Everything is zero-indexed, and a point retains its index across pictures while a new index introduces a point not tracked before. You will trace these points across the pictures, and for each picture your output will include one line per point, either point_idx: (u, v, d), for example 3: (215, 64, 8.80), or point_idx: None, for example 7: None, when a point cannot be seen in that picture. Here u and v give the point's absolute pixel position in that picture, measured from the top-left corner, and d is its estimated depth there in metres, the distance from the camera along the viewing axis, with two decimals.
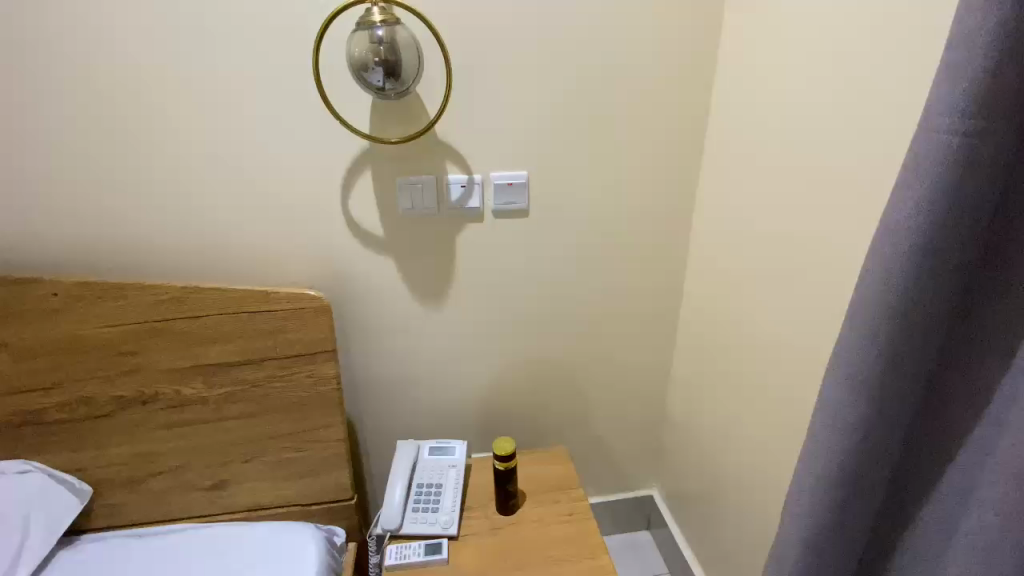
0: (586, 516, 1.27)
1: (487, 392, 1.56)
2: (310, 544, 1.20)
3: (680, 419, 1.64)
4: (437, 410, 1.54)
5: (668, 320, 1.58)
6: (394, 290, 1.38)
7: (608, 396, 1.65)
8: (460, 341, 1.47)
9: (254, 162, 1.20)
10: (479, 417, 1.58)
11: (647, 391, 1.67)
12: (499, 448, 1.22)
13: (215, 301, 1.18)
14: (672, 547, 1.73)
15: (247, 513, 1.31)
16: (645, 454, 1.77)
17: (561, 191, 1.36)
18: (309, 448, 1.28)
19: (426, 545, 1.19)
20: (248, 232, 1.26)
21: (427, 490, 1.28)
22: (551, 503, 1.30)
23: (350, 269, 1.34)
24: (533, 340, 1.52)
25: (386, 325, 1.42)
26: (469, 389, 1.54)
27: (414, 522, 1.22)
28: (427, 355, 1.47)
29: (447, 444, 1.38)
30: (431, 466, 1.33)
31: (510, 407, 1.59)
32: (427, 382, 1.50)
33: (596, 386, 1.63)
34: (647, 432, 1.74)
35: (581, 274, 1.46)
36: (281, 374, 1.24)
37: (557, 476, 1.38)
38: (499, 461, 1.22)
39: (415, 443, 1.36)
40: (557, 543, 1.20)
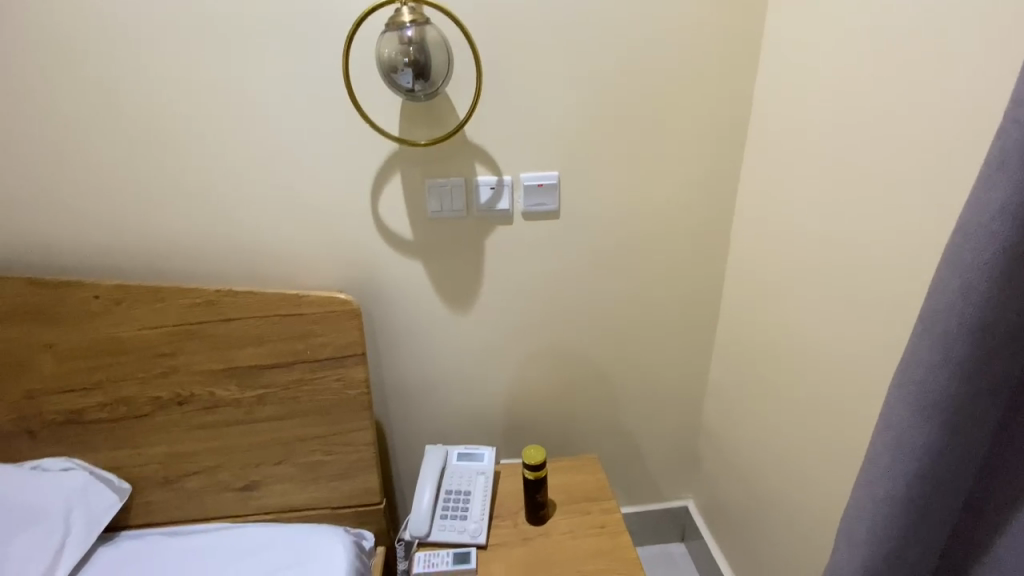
0: (619, 529, 1.22)
1: (515, 398, 1.53)
2: (338, 548, 1.20)
3: (717, 429, 1.57)
4: (466, 415, 1.52)
5: (705, 325, 1.51)
6: (423, 293, 1.37)
7: (641, 403, 1.60)
8: (489, 345, 1.45)
9: (286, 167, 1.21)
10: (508, 422, 1.55)
11: (681, 399, 1.61)
12: (528, 458, 1.18)
13: (248, 304, 1.19)
14: (710, 562, 1.66)
15: (277, 514, 1.31)
16: (680, 463, 1.71)
17: (593, 192, 1.32)
18: (339, 451, 1.27)
19: (454, 553, 1.17)
20: (280, 236, 1.27)
21: (455, 497, 1.26)
22: (582, 514, 1.27)
23: (380, 272, 1.33)
24: (562, 344, 1.48)
25: (414, 328, 1.40)
26: (498, 394, 1.51)
27: (443, 529, 1.21)
28: (455, 360, 1.45)
29: (476, 450, 1.36)
30: (459, 473, 1.31)
31: (540, 413, 1.56)
32: (455, 387, 1.48)
33: (628, 393, 1.58)
34: (681, 442, 1.68)
35: (612, 278, 1.42)
36: (311, 377, 1.24)
37: (588, 486, 1.34)
38: (529, 471, 1.19)
39: (444, 449, 1.35)
40: (589, 557, 1.16)
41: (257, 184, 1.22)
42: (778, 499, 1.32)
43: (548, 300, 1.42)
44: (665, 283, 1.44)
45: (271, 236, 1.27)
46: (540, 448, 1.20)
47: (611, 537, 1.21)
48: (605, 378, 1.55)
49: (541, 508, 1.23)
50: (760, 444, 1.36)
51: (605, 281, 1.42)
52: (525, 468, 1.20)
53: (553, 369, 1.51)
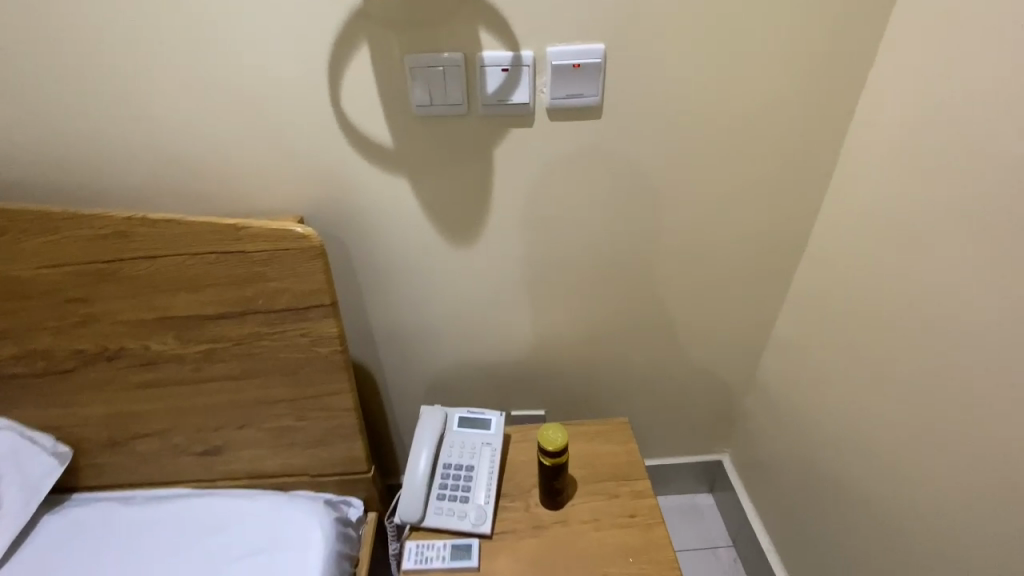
0: (654, 521, 1.00)
1: (531, 347, 1.25)
2: (314, 531, 1.01)
3: (773, 390, 1.29)
4: (472, 365, 1.26)
5: (779, 265, 1.17)
6: (411, 220, 1.03)
7: (684, 355, 1.31)
8: (499, 286, 1.14)
9: (199, 37, 0.82)
10: (520, 372, 1.29)
11: (735, 352, 1.31)
12: (545, 444, 0.93)
13: (174, 237, 0.89)
14: (743, 524, 1.48)
15: (247, 480, 1.12)
16: (720, 419, 1.47)
17: (652, 77, 0.91)
18: (312, 416, 1.03)
19: (452, 546, 0.97)
20: (208, 141, 0.91)
21: (455, 473, 1.04)
22: (609, 498, 1.04)
23: (354, 193, 0.99)
24: (592, 287, 1.16)
25: (402, 264, 1.09)
26: (511, 343, 1.24)
27: (439, 513, 1.00)
28: (457, 303, 1.15)
29: (482, 414, 1.11)
30: (461, 442, 1.07)
31: (561, 364, 1.29)
32: (458, 334, 1.20)
33: (671, 344, 1.28)
34: (726, 397, 1.41)
35: (666, 202, 1.06)
36: (268, 331, 0.96)
37: (617, 461, 1.11)
38: (546, 457, 0.95)
39: (444, 411, 1.10)
40: (616, 557, 0.95)
41: (170, 64, 0.84)
42: (852, 490, 1.06)
43: (577, 230, 1.08)
44: (735, 211, 1.08)
45: (199, 141, 0.91)
46: (563, 430, 0.95)
47: (644, 531, 0.99)
48: (643, 325, 1.24)
49: (559, 494, 1.01)
50: (838, 421, 1.08)
51: (656, 206, 1.06)
52: (540, 454, 0.96)
53: (579, 315, 1.21)
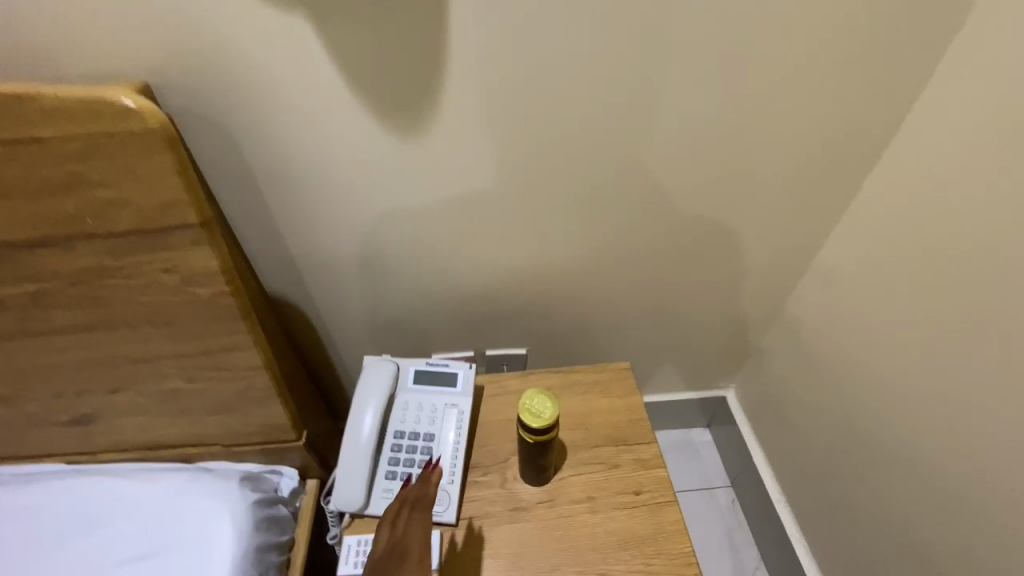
0: (665, 499, 0.77)
1: (510, 276, 0.96)
2: (221, 523, 0.76)
3: (805, 325, 1.06)
4: (435, 299, 0.98)
5: (844, 166, 0.87)
6: (331, 87, 0.68)
7: (702, 283, 1.04)
8: (466, 193, 0.82)
9: None
10: (495, 305, 1.01)
11: (766, 279, 1.05)
12: (528, 421, 0.68)
13: None
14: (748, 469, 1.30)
15: (138, 455, 0.85)
16: (732, 354, 1.23)
17: None
18: (208, 379, 0.75)
19: None
20: None
21: (409, 445, 0.79)
22: (608, 469, 0.80)
23: (231, 44, 0.63)
24: (594, 193, 0.86)
25: (324, 159, 0.75)
26: (485, 270, 0.95)
27: (388, 498, 0.76)
28: (408, 218, 0.84)
29: (446, 367, 0.85)
30: (418, 404, 0.82)
31: (547, 294, 1.01)
32: (413, 259, 0.91)
33: (687, 270, 1.01)
34: (744, 332, 1.17)
35: (709, 68, 0.73)
36: (116, 265, 0.64)
37: (618, 421, 0.86)
38: (529, 434, 0.70)
39: (395, 363, 0.84)
40: (618, 549, 0.73)
41: None
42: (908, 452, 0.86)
43: (578, 110, 0.75)
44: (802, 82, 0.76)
45: None
46: (553, 400, 0.70)
47: (653, 513, 0.76)
48: (656, 246, 0.96)
49: (545, 471, 0.78)
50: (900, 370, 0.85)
51: (694, 72, 0.73)
52: (521, 429, 0.71)
53: (574, 233, 0.91)
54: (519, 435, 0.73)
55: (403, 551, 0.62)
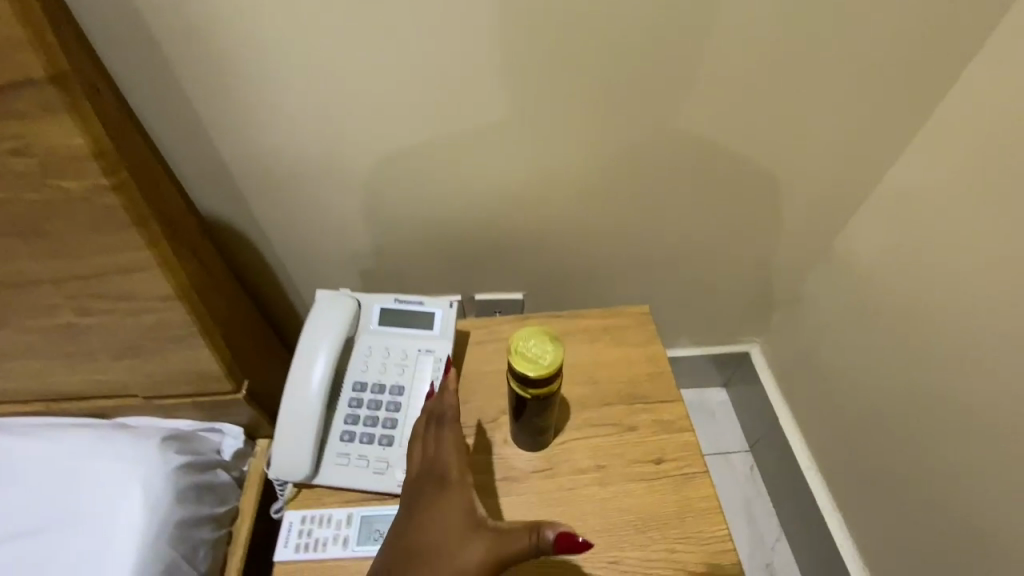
0: (693, 470, 0.61)
1: (498, 198, 0.78)
2: (132, 490, 0.60)
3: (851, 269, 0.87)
4: (405, 226, 0.79)
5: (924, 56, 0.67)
6: None
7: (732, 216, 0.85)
8: (436, 78, 0.63)
9: None
10: (483, 235, 0.83)
11: (811, 213, 0.86)
12: (522, 369, 0.50)
13: None
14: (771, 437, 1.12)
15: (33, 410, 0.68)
16: (760, 307, 1.05)
17: None
18: (102, 311, 0.57)
19: (362, 521, 0.57)
20: None
21: (371, 400, 0.62)
22: (622, 431, 0.64)
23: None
24: (611, 83, 0.67)
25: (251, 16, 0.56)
26: (467, 189, 0.76)
27: (344, 465, 0.59)
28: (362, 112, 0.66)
29: (419, 305, 0.66)
30: (383, 350, 0.64)
31: (545, 224, 0.83)
32: (376, 172, 0.72)
33: (716, 197, 0.82)
34: (777, 281, 0.99)
35: None
36: None
37: (633, 376, 0.69)
38: (523, 388, 0.52)
39: (354, 299, 0.66)
40: (633, 531, 0.57)
41: None
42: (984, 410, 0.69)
43: None
44: None
45: None
46: (556, 342, 0.51)
47: (677, 486, 0.59)
48: (679, 160, 0.76)
49: (542, 433, 0.61)
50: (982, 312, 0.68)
51: None
52: (513, 381, 0.53)
53: (577, 140, 0.72)
54: (510, 388, 0.55)
55: (440, 473, 0.50)
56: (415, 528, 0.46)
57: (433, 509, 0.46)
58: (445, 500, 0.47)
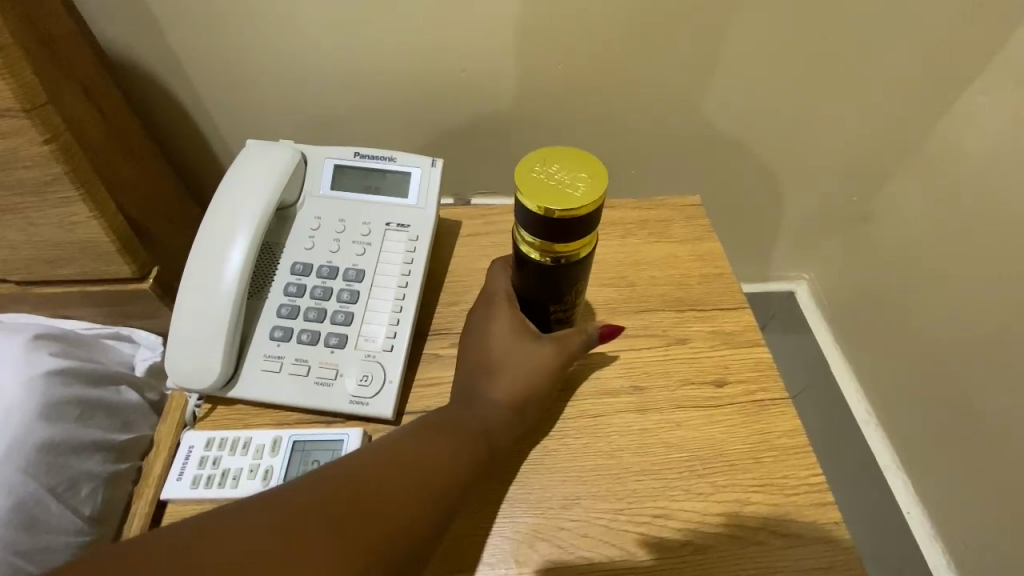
0: (771, 398, 0.43)
1: (500, 53, 0.58)
2: None
3: (946, 173, 0.68)
4: (376, 85, 0.60)
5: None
6: None
7: (802, 100, 0.66)
8: None
9: None
10: (475, 105, 0.62)
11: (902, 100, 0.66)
12: (540, 206, 0.30)
13: None
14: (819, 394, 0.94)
15: None
16: (818, 234, 0.85)
17: None
18: None
19: (294, 446, 0.39)
20: None
21: (318, 286, 0.44)
22: (666, 344, 0.46)
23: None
24: None
25: None
26: (456, 32, 0.56)
27: (275, 373, 0.42)
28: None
29: (388, 162, 0.48)
30: (336, 222, 0.46)
31: (557, 97, 0.62)
32: None
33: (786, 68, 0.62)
34: (846, 203, 0.79)
35: None
36: None
37: (680, 278, 0.51)
38: (539, 241, 0.33)
39: (297, 152, 0.47)
40: (689, 476, 0.39)
41: None
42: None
43: None
44: None
45: None
46: (595, 167, 0.31)
47: (750, 419, 0.42)
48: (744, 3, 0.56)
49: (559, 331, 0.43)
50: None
51: None
52: (523, 233, 0.33)
53: None
54: (521, 254, 0.36)
55: (489, 296, 0.41)
56: (477, 347, 0.40)
57: (490, 330, 0.40)
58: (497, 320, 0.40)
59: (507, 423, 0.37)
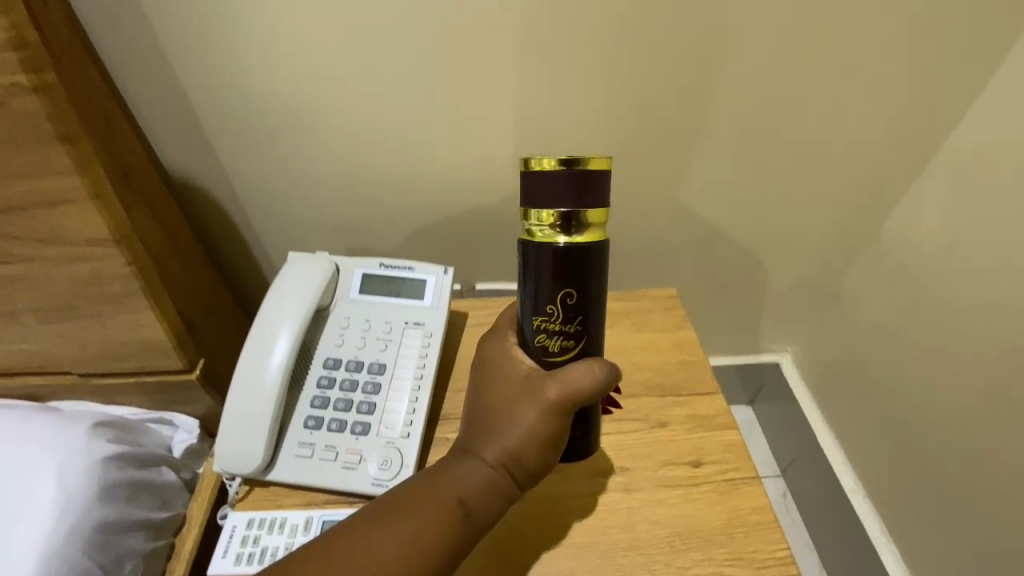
0: (741, 477, 0.49)
1: (501, 170, 0.69)
2: (49, 483, 0.49)
3: (896, 259, 0.78)
4: (396, 194, 0.70)
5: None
6: None
7: (762, 199, 0.76)
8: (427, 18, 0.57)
9: None
10: (479, 210, 0.72)
11: (856, 196, 0.76)
12: (545, 169, 0.34)
13: None
14: (809, 462, 0.98)
15: None
16: (794, 311, 0.93)
17: None
18: (25, 258, 0.48)
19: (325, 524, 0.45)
20: None
21: (344, 378, 0.51)
22: (648, 426, 0.53)
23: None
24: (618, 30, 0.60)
25: None
26: (464, 156, 0.67)
27: (306, 458, 0.48)
28: (352, 44, 0.58)
29: (408, 270, 0.56)
30: (363, 321, 0.54)
31: None
32: (363, 127, 0.64)
33: (750, 171, 0.72)
34: (814, 284, 0.88)
35: None
36: None
37: (660, 365, 0.58)
38: (553, 213, 0.34)
39: (332, 262, 0.56)
40: (670, 551, 0.44)
41: None
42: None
43: None
44: None
45: None
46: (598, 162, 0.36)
47: (723, 496, 0.47)
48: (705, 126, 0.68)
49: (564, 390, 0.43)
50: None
51: None
52: (531, 217, 0.35)
53: (587, 101, 0.64)
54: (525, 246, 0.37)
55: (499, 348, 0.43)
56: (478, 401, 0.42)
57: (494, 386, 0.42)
58: (502, 376, 0.42)
59: (489, 498, 0.39)
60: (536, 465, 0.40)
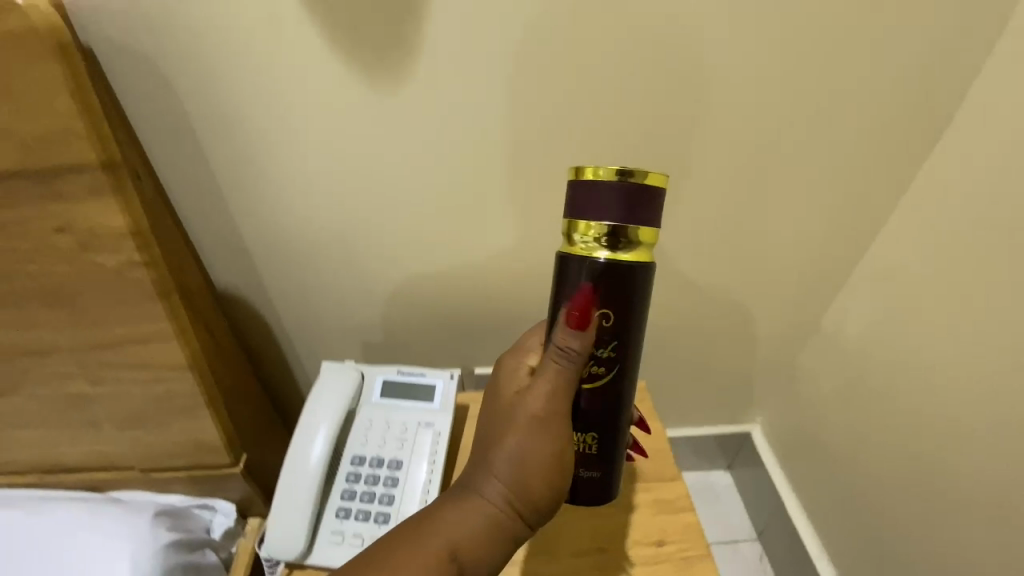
0: (697, 554, 0.59)
1: (498, 281, 0.81)
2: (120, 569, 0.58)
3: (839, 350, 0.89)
4: (408, 299, 0.82)
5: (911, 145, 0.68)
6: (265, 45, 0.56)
7: (725, 306, 0.87)
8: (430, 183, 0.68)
9: None
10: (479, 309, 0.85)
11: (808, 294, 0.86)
12: (603, 178, 0.41)
13: None
14: (780, 520, 1.07)
15: (33, 479, 0.67)
16: (760, 386, 1.05)
17: None
18: (113, 380, 0.59)
19: None
20: None
21: (369, 472, 0.62)
22: (620, 509, 0.63)
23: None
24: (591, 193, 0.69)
25: (250, 129, 0.61)
26: (467, 271, 0.79)
27: (338, 544, 0.58)
28: (366, 202, 0.69)
29: (421, 376, 0.69)
30: (384, 422, 0.65)
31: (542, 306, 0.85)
32: (380, 254, 0.76)
33: (711, 280, 0.83)
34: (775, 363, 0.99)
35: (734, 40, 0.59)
36: None
37: (633, 451, 0.68)
38: (600, 229, 0.42)
39: (359, 371, 0.68)
40: None
41: None
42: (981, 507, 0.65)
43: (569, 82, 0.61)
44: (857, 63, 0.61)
45: None
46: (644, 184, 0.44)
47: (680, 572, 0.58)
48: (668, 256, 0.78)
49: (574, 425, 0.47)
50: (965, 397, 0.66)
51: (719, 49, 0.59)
52: (579, 228, 0.42)
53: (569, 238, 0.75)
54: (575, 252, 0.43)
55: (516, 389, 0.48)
56: (494, 433, 0.46)
57: (511, 416, 0.45)
58: (520, 404, 0.45)
59: (494, 536, 0.42)
60: (545, 502, 0.44)
